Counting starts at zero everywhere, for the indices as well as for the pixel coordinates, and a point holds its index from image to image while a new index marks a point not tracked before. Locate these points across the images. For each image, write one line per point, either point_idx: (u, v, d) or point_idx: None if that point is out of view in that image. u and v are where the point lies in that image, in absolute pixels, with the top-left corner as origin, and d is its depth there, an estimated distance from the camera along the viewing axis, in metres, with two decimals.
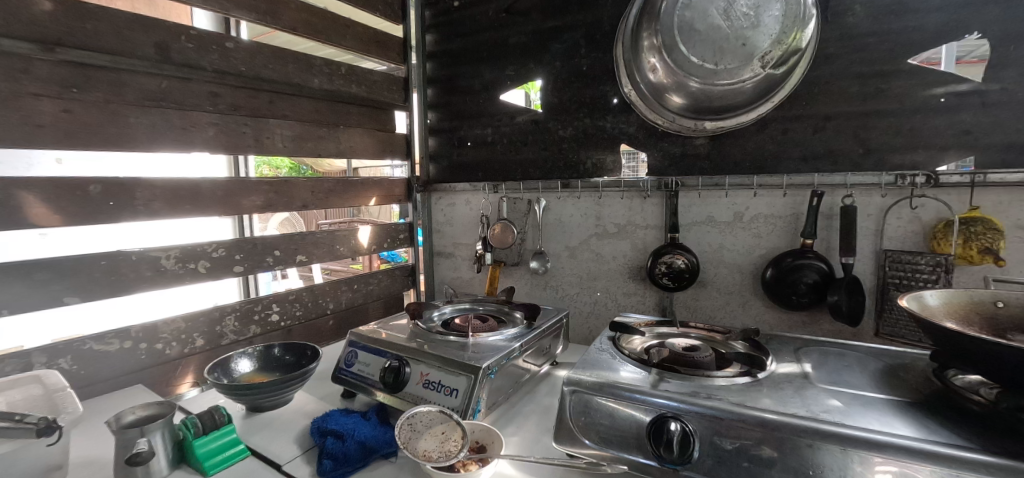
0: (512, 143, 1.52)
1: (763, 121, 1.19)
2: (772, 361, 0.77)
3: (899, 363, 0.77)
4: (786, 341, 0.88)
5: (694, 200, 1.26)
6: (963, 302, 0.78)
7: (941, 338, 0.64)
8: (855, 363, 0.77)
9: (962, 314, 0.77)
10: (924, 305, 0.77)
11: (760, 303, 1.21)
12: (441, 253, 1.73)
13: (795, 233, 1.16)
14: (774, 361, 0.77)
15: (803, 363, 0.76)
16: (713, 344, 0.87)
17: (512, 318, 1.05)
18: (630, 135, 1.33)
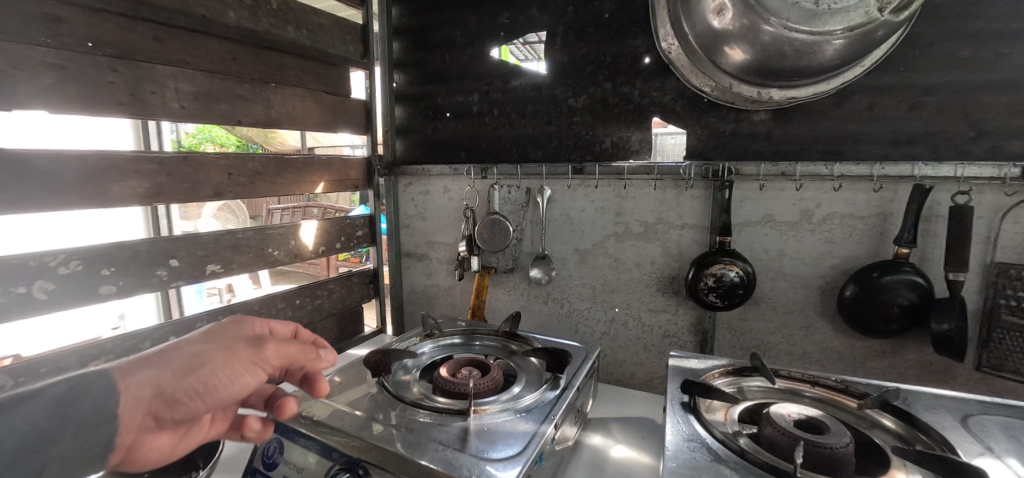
0: (506, 115, 1.17)
1: (844, 91, 0.91)
2: (957, 455, 0.50)
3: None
4: (930, 405, 0.61)
5: (750, 193, 0.97)
6: None
7: None
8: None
9: None
10: None
11: (828, 327, 0.95)
12: (411, 254, 1.38)
13: (881, 239, 0.90)
14: (959, 457, 0.49)
15: (1005, 457, 0.50)
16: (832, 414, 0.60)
17: (524, 365, 0.74)
18: (664, 107, 1.02)
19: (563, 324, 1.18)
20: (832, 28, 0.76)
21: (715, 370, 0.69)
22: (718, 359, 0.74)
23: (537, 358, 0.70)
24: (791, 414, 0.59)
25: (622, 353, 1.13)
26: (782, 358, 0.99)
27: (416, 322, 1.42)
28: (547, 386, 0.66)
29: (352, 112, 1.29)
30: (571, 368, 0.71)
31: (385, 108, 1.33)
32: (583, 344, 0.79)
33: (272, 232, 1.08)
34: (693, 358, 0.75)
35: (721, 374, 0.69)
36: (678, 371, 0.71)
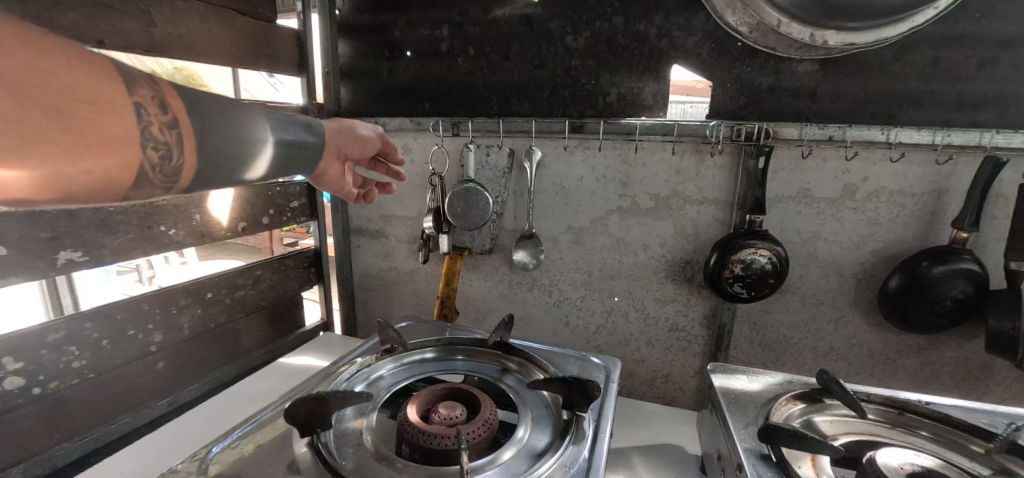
0: (484, 55, 0.92)
1: (907, 40, 0.74)
2: None
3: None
4: None
5: (787, 162, 0.80)
6: None
7: None
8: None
9: None
10: None
11: (861, 321, 0.83)
12: (362, 229, 1.12)
13: (932, 220, 0.77)
14: None
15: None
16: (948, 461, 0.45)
17: (528, 395, 0.54)
18: (688, 51, 0.81)
19: (550, 315, 0.99)
20: None
21: (785, 395, 0.53)
22: (771, 374, 0.58)
23: (548, 391, 0.50)
24: (904, 466, 0.43)
25: (621, 350, 0.96)
26: (804, 355, 0.86)
27: (370, 311, 1.18)
28: (568, 437, 0.45)
29: (278, 44, 0.97)
30: (595, 400, 0.51)
31: (325, 41, 1.01)
32: (601, 358, 0.59)
33: (161, 203, 0.78)
34: (742, 375, 0.58)
35: (791, 401, 0.52)
36: (734, 398, 0.53)
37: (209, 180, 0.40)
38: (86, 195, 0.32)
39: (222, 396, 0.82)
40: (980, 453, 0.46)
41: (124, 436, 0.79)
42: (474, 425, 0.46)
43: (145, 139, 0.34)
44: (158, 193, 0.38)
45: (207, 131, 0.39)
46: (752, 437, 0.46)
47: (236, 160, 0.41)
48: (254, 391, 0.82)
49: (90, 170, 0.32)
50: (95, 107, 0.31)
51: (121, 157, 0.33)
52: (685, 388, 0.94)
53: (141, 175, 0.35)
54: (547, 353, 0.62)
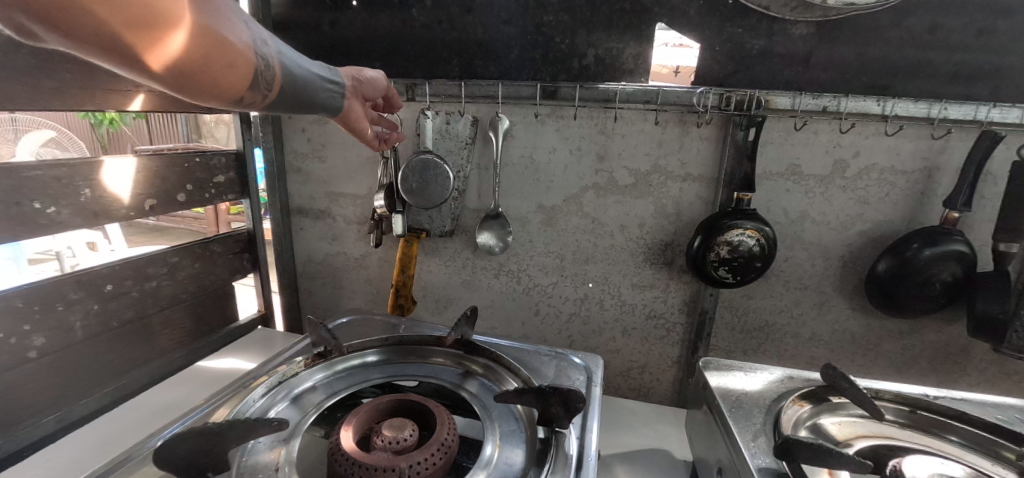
0: (443, 7, 0.79)
1: (908, 4, 0.68)
2: None
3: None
4: None
5: (778, 135, 0.73)
6: None
7: None
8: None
9: None
10: None
11: (845, 306, 0.78)
12: (304, 209, 0.98)
13: (921, 200, 0.73)
14: None
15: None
16: (980, 470, 0.39)
17: (495, 408, 0.44)
18: (675, 7, 0.72)
19: (518, 304, 0.90)
20: None
21: (791, 396, 0.46)
22: (769, 370, 0.51)
23: (519, 403, 0.41)
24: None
25: (595, 340, 0.88)
26: (786, 342, 0.82)
27: (316, 301, 1.05)
28: (548, 467, 0.36)
29: None
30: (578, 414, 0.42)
31: None
32: (580, 357, 0.51)
33: (33, 174, 0.61)
34: (740, 372, 0.51)
35: (798, 403, 0.46)
36: (734, 399, 0.46)
37: (291, 98, 0.47)
38: (219, 89, 0.39)
39: (129, 408, 0.68)
40: (1012, 459, 0.41)
41: None
42: (427, 451, 0.36)
43: (256, 49, 0.41)
44: (256, 102, 0.44)
45: (285, 55, 0.45)
46: (764, 452, 0.39)
47: (305, 81, 0.48)
48: (171, 400, 0.69)
49: (226, 66, 0.38)
50: (227, 13, 0.38)
51: (245, 59, 0.40)
52: (662, 379, 0.88)
53: (256, 79, 0.41)
54: (516, 351, 0.53)
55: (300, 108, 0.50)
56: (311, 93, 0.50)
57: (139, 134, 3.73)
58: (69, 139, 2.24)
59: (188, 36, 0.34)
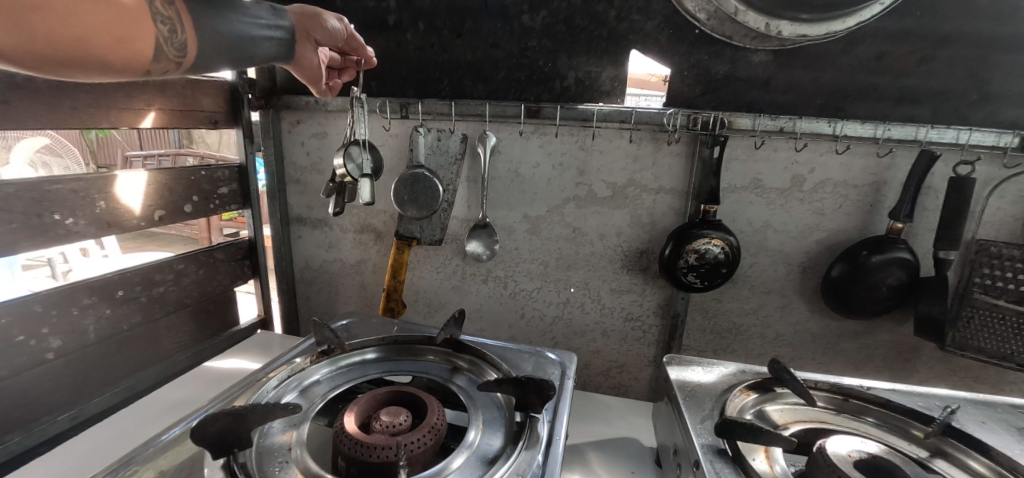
0: (435, 31, 0.85)
1: (856, 34, 0.76)
2: None
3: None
4: (976, 414, 0.52)
5: (741, 152, 0.80)
6: None
7: None
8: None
9: None
10: None
11: (806, 308, 0.85)
12: (302, 217, 1.03)
13: (871, 211, 0.80)
14: None
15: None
16: (894, 447, 0.46)
17: (480, 396, 0.50)
18: (646, 36, 0.79)
19: (505, 307, 0.96)
20: None
21: (739, 386, 0.52)
22: (724, 365, 0.58)
23: (500, 391, 0.47)
24: (852, 453, 0.44)
25: (577, 341, 0.94)
26: (753, 342, 0.88)
27: (312, 306, 1.10)
28: (525, 442, 0.41)
29: None
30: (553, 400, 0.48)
31: None
32: (557, 353, 0.57)
33: (53, 188, 0.66)
34: (696, 366, 0.57)
35: (745, 392, 0.52)
36: (688, 388, 0.52)
37: (220, 61, 0.46)
38: (120, 59, 0.38)
39: (140, 406, 0.73)
40: (921, 436, 0.48)
41: (14, 458, 0.67)
42: (417, 433, 0.42)
43: (147, 9, 0.39)
44: (175, 72, 0.43)
45: (204, 8, 0.43)
46: (709, 432, 0.45)
47: (234, 34, 0.46)
48: (179, 399, 0.74)
49: (116, 34, 0.37)
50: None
51: (138, 24, 0.39)
52: (640, 377, 0.94)
53: (156, 44, 0.40)
54: (498, 348, 0.59)
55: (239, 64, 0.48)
56: (247, 45, 0.48)
57: (130, 140, 3.74)
58: (62, 146, 2.26)
59: (47, 8, 0.33)
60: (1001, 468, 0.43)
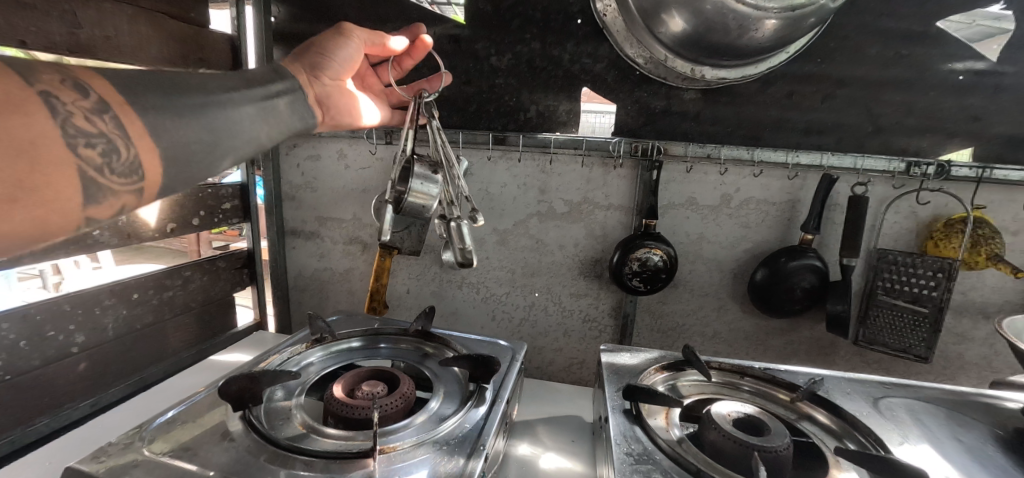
0: (416, 69, 0.98)
1: (770, 77, 0.90)
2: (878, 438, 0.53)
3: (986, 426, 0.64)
4: (841, 384, 0.66)
5: (677, 174, 0.94)
6: None
7: None
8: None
9: None
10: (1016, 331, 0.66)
11: (738, 309, 0.98)
12: (297, 230, 1.14)
13: (788, 225, 0.93)
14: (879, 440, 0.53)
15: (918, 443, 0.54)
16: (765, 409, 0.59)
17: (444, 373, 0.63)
18: (596, 76, 0.93)
19: (477, 310, 1.07)
20: (772, 5, 0.72)
21: (651, 366, 0.64)
22: (650, 351, 0.70)
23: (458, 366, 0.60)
24: (732, 413, 0.56)
25: (541, 340, 1.06)
26: (694, 339, 1.01)
27: (304, 311, 1.20)
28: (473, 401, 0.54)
29: (210, 48, 0.93)
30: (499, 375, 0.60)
31: (259, 46, 1.00)
32: (510, 342, 0.68)
33: None
34: (625, 352, 0.70)
35: (657, 371, 0.64)
36: (612, 368, 0.64)
37: (188, 170, 0.46)
38: (53, 212, 0.37)
39: (152, 394, 0.83)
40: (788, 401, 0.61)
41: (40, 440, 0.77)
42: (392, 397, 0.55)
43: (72, 132, 0.37)
44: (124, 192, 0.42)
45: (160, 120, 0.43)
46: (619, 397, 0.58)
47: (191, 146, 0.46)
48: (187, 389, 0.84)
49: (42, 183, 0.36)
50: (16, 110, 0.34)
51: (64, 166, 0.37)
52: None
53: (89, 180, 0.39)
54: (463, 339, 0.70)
55: (242, 149, 0.52)
56: (235, 135, 0.51)
57: None
58: None
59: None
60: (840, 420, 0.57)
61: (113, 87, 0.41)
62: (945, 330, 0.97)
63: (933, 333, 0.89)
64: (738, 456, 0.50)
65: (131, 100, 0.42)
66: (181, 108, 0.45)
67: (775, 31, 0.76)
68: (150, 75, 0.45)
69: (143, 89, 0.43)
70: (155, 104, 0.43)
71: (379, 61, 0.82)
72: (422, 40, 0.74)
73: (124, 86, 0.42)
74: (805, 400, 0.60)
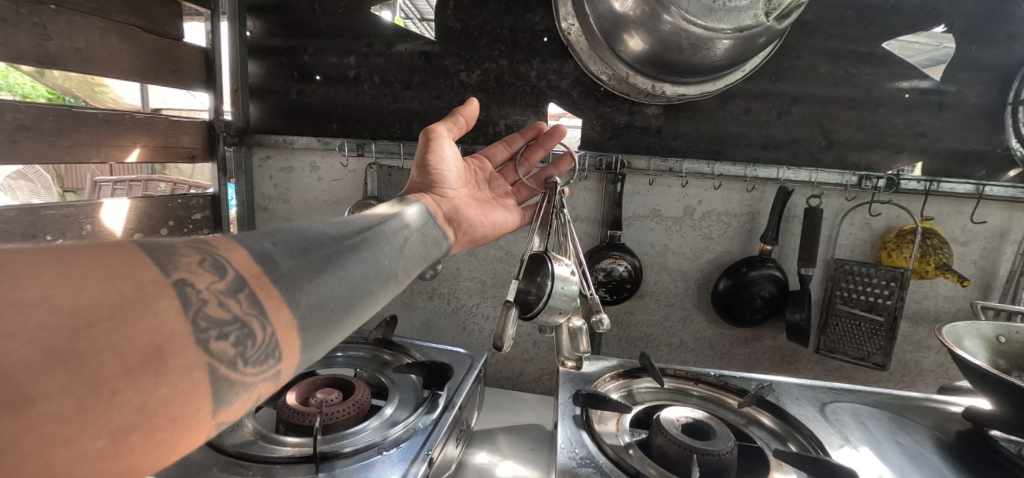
0: (388, 84, 1.01)
1: (729, 94, 0.94)
2: (805, 434, 0.62)
3: (930, 429, 0.67)
4: (787, 391, 0.73)
5: (640, 187, 0.97)
6: (976, 337, 0.71)
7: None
8: (907, 432, 0.65)
9: (989, 357, 0.70)
10: (957, 340, 0.69)
11: (703, 318, 1.00)
12: None
13: (749, 235, 0.96)
14: (806, 435, 0.61)
15: (858, 447, 0.60)
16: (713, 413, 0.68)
17: (405, 380, 0.70)
18: (562, 92, 0.96)
19: (449, 321, 1.08)
20: (724, 26, 0.75)
21: (606, 374, 0.72)
22: (608, 360, 0.77)
23: (413, 372, 0.68)
24: (680, 418, 0.60)
25: (512, 351, 1.06)
26: (662, 348, 1.03)
27: None
28: (428, 401, 0.61)
29: (183, 60, 0.93)
30: (455, 379, 0.68)
31: (234, 61, 1.02)
32: (469, 350, 0.78)
33: (47, 213, 0.77)
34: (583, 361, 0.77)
35: (612, 378, 0.72)
36: (571, 375, 0.72)
37: (323, 333, 0.37)
38: (180, 438, 0.27)
39: None
40: (737, 406, 0.70)
41: None
42: (345, 405, 0.59)
43: (202, 339, 0.28)
44: (269, 376, 0.33)
45: (294, 288, 0.35)
46: (570, 403, 0.64)
47: (330, 302, 0.38)
48: None
49: (165, 401, 0.26)
50: (144, 307, 0.26)
51: (181, 369, 0.27)
52: None
53: (221, 380, 0.29)
54: (421, 346, 0.80)
55: (388, 284, 0.47)
56: (384, 272, 0.47)
57: None
58: (35, 175, 2.29)
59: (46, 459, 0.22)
60: (779, 420, 0.66)
61: (251, 258, 0.34)
62: (903, 338, 1.00)
63: (889, 341, 0.91)
64: (681, 460, 0.54)
65: (268, 269, 0.34)
66: (336, 263, 0.40)
67: (729, 51, 0.79)
68: (302, 232, 0.40)
69: (281, 254, 0.36)
70: (296, 267, 0.36)
71: (501, 164, 0.88)
72: (556, 128, 0.82)
73: (263, 254, 0.35)
74: (752, 404, 0.68)
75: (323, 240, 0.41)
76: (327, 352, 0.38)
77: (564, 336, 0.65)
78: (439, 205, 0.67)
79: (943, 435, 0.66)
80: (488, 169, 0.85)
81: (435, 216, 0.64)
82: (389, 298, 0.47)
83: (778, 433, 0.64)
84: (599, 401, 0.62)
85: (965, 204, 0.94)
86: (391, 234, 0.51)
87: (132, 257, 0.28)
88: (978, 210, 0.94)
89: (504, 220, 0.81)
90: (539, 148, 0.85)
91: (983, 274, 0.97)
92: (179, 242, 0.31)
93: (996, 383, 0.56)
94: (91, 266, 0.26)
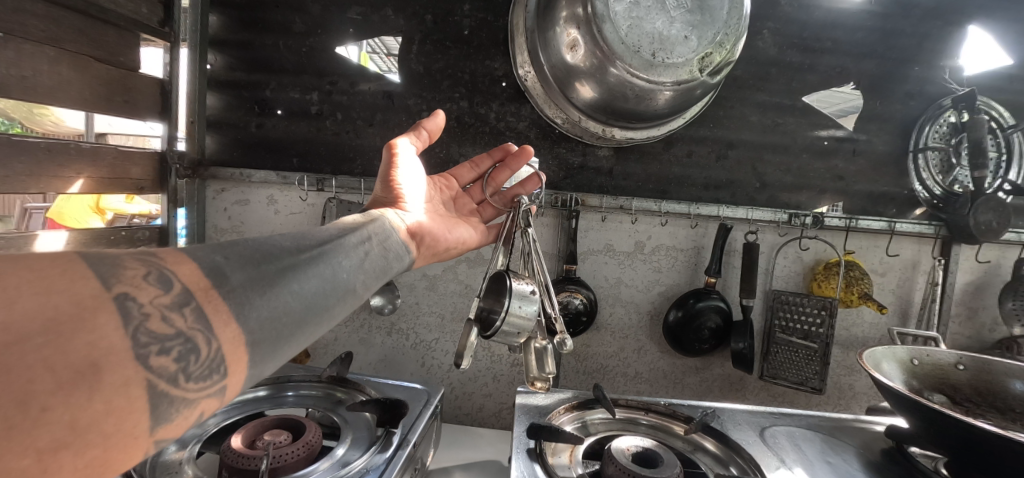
0: (351, 121, 1.03)
1: (673, 137, 1.02)
2: (747, 458, 0.65)
3: (857, 449, 0.72)
4: (733, 417, 0.77)
5: (594, 223, 1.02)
6: (894, 360, 0.78)
7: (933, 429, 0.61)
8: (836, 452, 0.70)
9: (906, 380, 0.77)
10: (878, 364, 0.75)
11: (655, 349, 1.05)
12: None
13: (695, 268, 1.03)
14: (748, 459, 0.65)
15: (792, 467, 0.64)
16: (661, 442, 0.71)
17: (358, 419, 0.69)
18: (519, 133, 1.01)
19: (407, 357, 1.06)
20: (664, 79, 0.83)
21: (561, 407, 0.74)
22: (563, 391, 0.79)
23: (365, 409, 0.67)
24: (630, 447, 0.62)
25: (471, 385, 1.06)
26: (618, 379, 1.06)
27: None
28: (382, 439, 0.61)
29: (139, 89, 0.92)
30: (410, 417, 0.68)
31: (192, 91, 1.00)
32: (427, 386, 0.77)
33: None
34: (540, 394, 0.78)
35: (566, 410, 0.74)
36: (527, 408, 0.73)
37: (274, 348, 0.37)
38: (115, 454, 0.26)
39: None
40: (682, 432, 0.73)
41: None
42: (294, 446, 0.57)
43: (138, 356, 0.28)
44: (212, 394, 0.32)
45: (244, 302, 0.35)
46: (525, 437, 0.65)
47: (282, 318, 0.38)
48: None
49: (98, 417, 0.26)
50: (79, 324, 0.26)
51: (117, 384, 0.27)
52: None
53: (159, 396, 0.29)
54: (376, 383, 0.79)
55: (345, 299, 0.47)
56: (342, 286, 0.47)
57: None
58: None
59: None
60: (722, 446, 0.69)
61: (200, 271, 0.34)
62: (837, 363, 1.07)
63: (824, 366, 0.98)
64: None
65: (218, 282, 0.34)
66: (291, 276, 0.40)
67: (670, 101, 0.87)
68: (256, 245, 0.40)
69: (233, 268, 0.36)
70: (246, 281, 0.36)
71: (468, 184, 0.91)
72: (521, 149, 0.84)
73: (214, 269, 0.35)
74: (697, 431, 0.71)
75: (278, 251, 0.41)
76: (277, 367, 0.38)
77: (531, 355, 0.65)
78: (404, 219, 0.68)
79: (869, 454, 0.71)
80: (454, 188, 0.88)
81: (400, 234, 0.65)
82: (347, 314, 0.47)
83: (722, 460, 0.67)
84: (553, 433, 0.63)
85: (881, 239, 1.05)
86: (351, 249, 0.51)
87: (74, 269, 0.28)
88: (892, 245, 1.05)
89: (468, 235, 0.83)
90: (507, 165, 0.87)
91: (901, 302, 1.07)
92: (124, 254, 0.31)
93: (904, 402, 0.63)
94: (29, 280, 0.25)
